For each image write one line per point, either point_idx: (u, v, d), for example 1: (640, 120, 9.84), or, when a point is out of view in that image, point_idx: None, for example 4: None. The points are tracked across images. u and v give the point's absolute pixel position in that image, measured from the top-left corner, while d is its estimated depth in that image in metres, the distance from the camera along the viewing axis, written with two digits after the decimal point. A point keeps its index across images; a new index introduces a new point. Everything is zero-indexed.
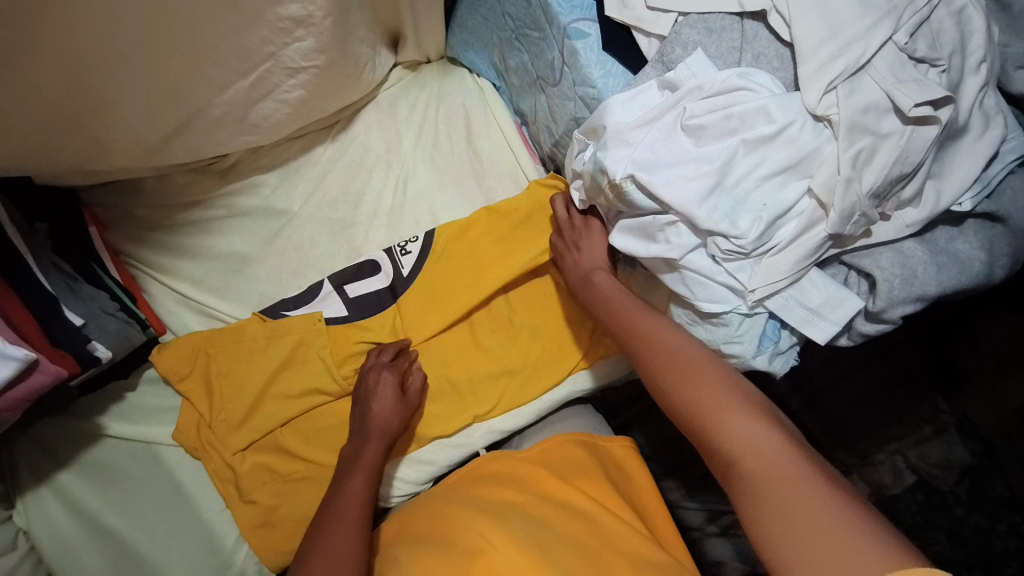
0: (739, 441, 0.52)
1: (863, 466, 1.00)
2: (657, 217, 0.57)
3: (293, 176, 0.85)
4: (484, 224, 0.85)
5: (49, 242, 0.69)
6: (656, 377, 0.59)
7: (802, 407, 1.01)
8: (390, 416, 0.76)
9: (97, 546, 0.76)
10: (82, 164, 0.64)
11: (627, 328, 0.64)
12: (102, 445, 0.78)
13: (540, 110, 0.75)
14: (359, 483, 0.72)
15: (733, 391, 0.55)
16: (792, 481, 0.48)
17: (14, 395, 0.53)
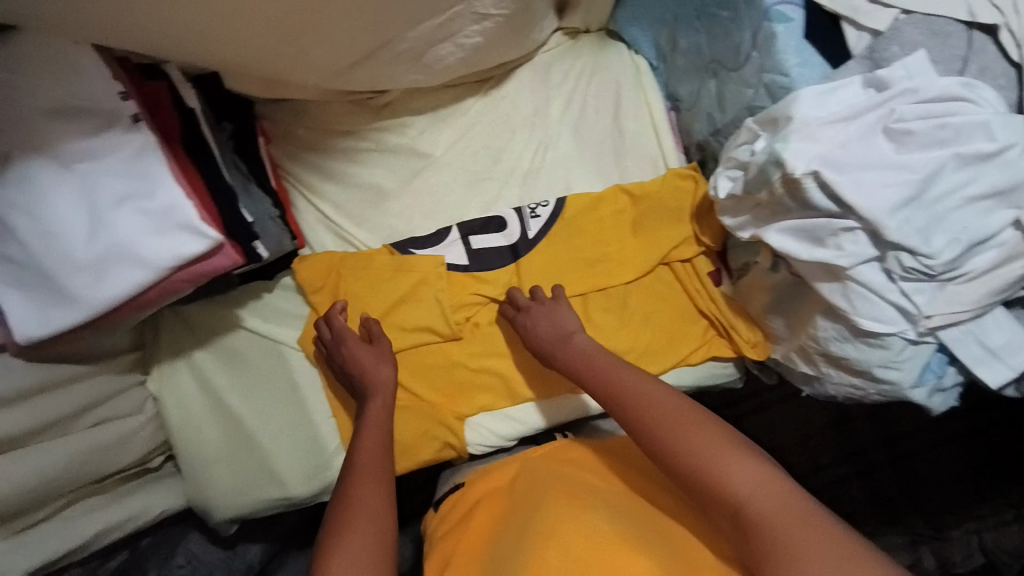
0: (743, 486, 0.54)
1: (936, 540, 1.06)
2: (831, 221, 0.56)
3: (440, 122, 0.86)
4: (619, 204, 0.86)
5: (232, 142, 0.74)
6: (647, 431, 0.61)
7: (885, 464, 1.10)
8: (375, 366, 0.79)
9: (220, 422, 0.86)
10: (276, 73, 0.64)
11: (620, 384, 0.67)
12: (237, 334, 0.87)
13: (704, 96, 0.71)
14: (375, 441, 0.73)
15: (724, 437, 0.58)
16: (797, 520, 0.51)
17: (199, 270, 0.60)
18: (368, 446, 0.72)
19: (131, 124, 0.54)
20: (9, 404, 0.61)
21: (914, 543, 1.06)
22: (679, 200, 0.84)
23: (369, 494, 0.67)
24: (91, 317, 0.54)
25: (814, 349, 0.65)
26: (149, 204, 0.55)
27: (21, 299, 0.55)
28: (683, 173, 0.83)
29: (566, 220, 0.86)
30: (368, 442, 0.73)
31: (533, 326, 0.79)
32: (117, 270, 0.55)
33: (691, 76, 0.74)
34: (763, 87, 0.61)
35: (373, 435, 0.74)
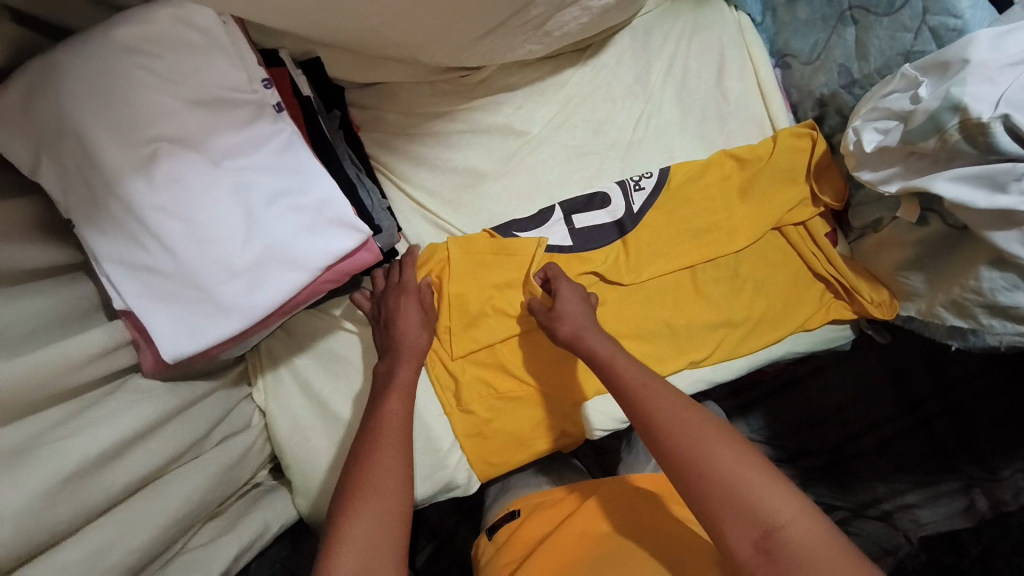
0: (782, 511, 0.52)
1: (989, 481, 0.99)
2: (1015, 164, 0.53)
3: (538, 96, 0.83)
4: (725, 171, 0.83)
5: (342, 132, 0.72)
6: (682, 448, 0.57)
7: (939, 414, 1.03)
8: (417, 334, 0.73)
9: (325, 431, 0.79)
10: (416, 50, 0.67)
11: (646, 392, 0.62)
12: (337, 337, 0.81)
13: (838, 45, 0.74)
14: (396, 409, 0.66)
15: (751, 456, 0.56)
16: (838, 553, 0.50)
17: (345, 268, 0.55)
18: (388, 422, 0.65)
19: (276, 114, 0.53)
20: (144, 437, 0.52)
21: (968, 487, 1.00)
22: (795, 158, 0.81)
23: (380, 473, 0.60)
24: (248, 327, 0.49)
25: (974, 302, 0.63)
26: (304, 200, 0.51)
27: (167, 315, 0.49)
28: (798, 132, 0.81)
29: (672, 191, 0.83)
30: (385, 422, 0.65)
31: (568, 313, 0.72)
32: (274, 273, 0.50)
33: (816, 27, 0.77)
34: (924, 30, 0.67)
35: (394, 405, 0.66)
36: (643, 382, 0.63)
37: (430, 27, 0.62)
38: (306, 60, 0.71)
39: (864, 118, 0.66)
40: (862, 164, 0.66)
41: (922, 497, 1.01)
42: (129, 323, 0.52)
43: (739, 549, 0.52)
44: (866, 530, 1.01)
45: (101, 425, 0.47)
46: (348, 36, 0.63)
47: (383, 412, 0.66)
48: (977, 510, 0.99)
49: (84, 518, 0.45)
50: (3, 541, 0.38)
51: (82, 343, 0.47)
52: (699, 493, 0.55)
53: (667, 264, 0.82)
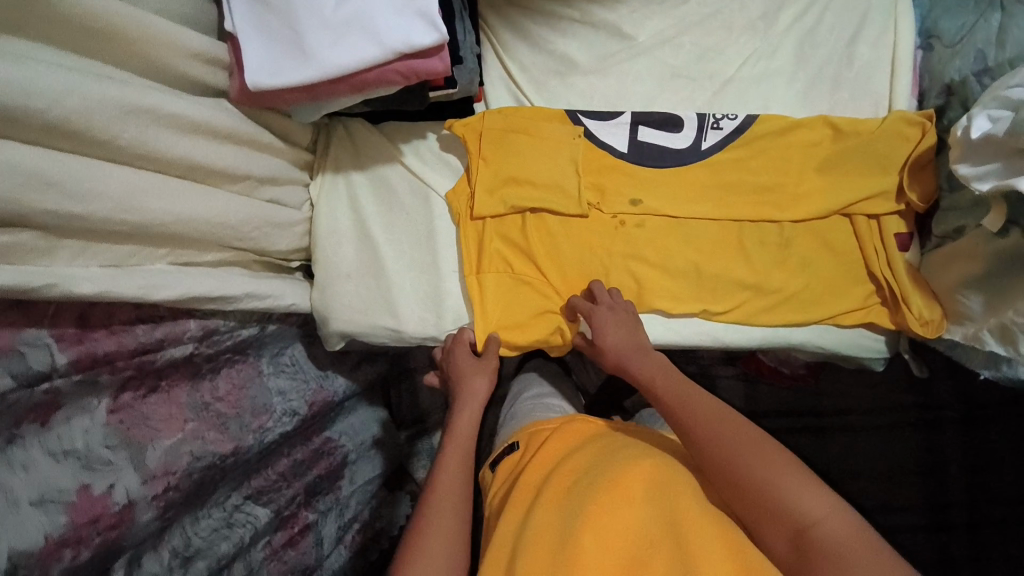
0: (812, 509, 0.53)
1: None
2: None
3: (656, 5, 0.83)
4: (814, 137, 0.79)
5: None
6: (708, 454, 0.60)
7: (962, 525, 1.04)
8: (473, 376, 0.85)
9: (357, 243, 0.88)
10: None
11: (684, 406, 0.66)
12: (394, 169, 0.89)
13: (980, 29, 0.68)
14: (455, 463, 0.76)
15: (787, 460, 0.57)
16: (873, 552, 0.49)
17: (415, 67, 0.61)
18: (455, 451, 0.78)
19: None
20: (212, 138, 0.60)
21: None
22: (894, 146, 0.75)
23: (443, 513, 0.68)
24: (319, 77, 0.57)
25: (1019, 327, 0.58)
26: None
27: (262, 48, 0.57)
28: (910, 119, 0.74)
29: (750, 138, 0.81)
30: (451, 454, 0.78)
31: (613, 328, 0.77)
32: (354, 40, 0.57)
33: (969, 8, 0.71)
34: None
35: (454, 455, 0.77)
36: (683, 395, 0.67)
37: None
38: None
39: (982, 105, 0.60)
40: (963, 155, 0.61)
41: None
42: (231, 49, 0.61)
43: (776, 548, 0.54)
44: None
45: (183, 101, 0.55)
46: None
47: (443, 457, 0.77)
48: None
49: (141, 156, 0.52)
50: (77, 113, 0.45)
51: (189, 40, 0.56)
52: (736, 497, 0.57)
53: (715, 210, 0.81)
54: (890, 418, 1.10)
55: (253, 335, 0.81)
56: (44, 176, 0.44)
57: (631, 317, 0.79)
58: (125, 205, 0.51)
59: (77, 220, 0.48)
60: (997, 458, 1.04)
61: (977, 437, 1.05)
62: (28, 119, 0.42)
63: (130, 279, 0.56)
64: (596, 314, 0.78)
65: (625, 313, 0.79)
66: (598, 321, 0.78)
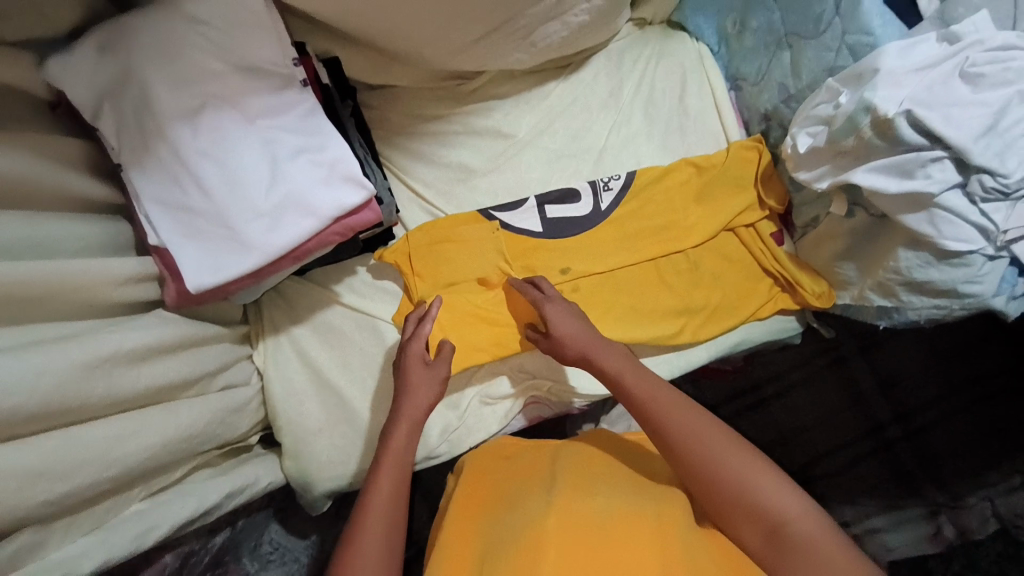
0: (787, 510, 0.61)
1: (953, 508, 1.13)
2: (920, 153, 0.64)
3: (524, 105, 0.95)
4: (685, 176, 0.94)
5: (351, 117, 0.82)
6: (696, 458, 0.65)
7: (901, 438, 1.18)
8: (423, 390, 0.77)
9: (317, 395, 0.86)
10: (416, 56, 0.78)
11: (664, 412, 0.69)
12: (332, 310, 0.88)
13: (776, 67, 0.86)
14: (388, 481, 0.71)
15: (762, 462, 0.64)
16: (838, 545, 0.58)
17: (351, 224, 0.63)
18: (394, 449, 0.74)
19: (302, 88, 0.61)
20: (165, 356, 0.58)
21: (933, 514, 1.14)
22: (743, 168, 0.93)
23: (369, 550, 0.66)
24: (265, 262, 0.57)
25: (896, 281, 0.71)
26: (321, 156, 0.60)
27: (196, 252, 0.56)
28: (747, 145, 0.93)
29: (637, 190, 0.94)
30: (390, 451, 0.74)
31: (567, 335, 0.77)
32: (292, 218, 0.59)
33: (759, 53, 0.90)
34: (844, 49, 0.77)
35: (388, 474, 0.72)
36: (663, 394, 0.71)
37: (442, 40, 0.75)
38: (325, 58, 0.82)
39: (800, 125, 0.76)
40: (800, 165, 0.77)
41: (887, 521, 1.15)
42: (159, 259, 0.59)
43: (750, 540, 0.62)
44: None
45: (132, 332, 0.53)
46: (360, 37, 0.75)
47: (375, 482, 0.71)
48: (943, 537, 1.12)
49: (108, 407, 0.50)
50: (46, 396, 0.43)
51: (118, 266, 0.54)
52: (718, 499, 0.64)
53: (633, 258, 0.93)
54: (811, 364, 1.22)
55: (226, 538, 0.82)
56: (30, 472, 0.43)
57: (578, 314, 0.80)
58: (107, 461, 0.49)
59: (64, 500, 0.46)
60: (901, 369, 1.20)
61: (879, 357, 1.21)
62: (10, 415, 0.41)
63: (120, 536, 0.54)
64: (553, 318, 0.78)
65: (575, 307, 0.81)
66: (556, 324, 0.77)
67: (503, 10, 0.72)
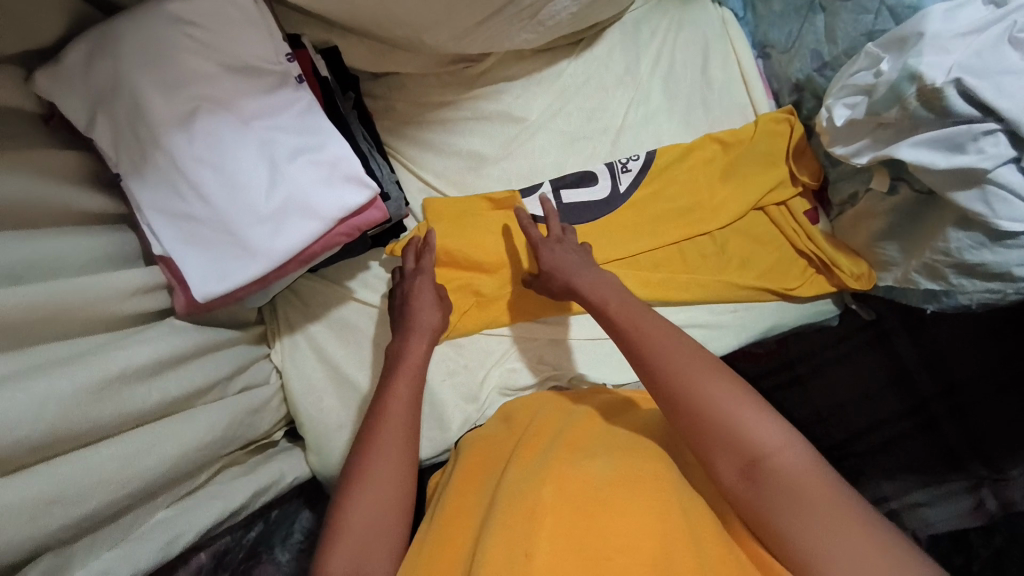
0: (771, 443, 0.54)
1: (998, 481, 1.05)
2: (971, 126, 0.58)
3: (535, 86, 0.91)
4: (709, 154, 0.88)
5: (356, 111, 0.79)
6: (670, 380, 0.59)
7: (947, 415, 1.10)
8: (430, 310, 0.77)
9: (336, 392, 0.85)
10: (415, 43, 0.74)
11: (642, 340, 0.63)
12: (348, 306, 0.88)
13: (809, 32, 0.80)
14: (404, 390, 0.68)
15: (746, 393, 0.57)
16: (826, 486, 0.51)
17: (358, 224, 0.61)
18: (394, 400, 0.67)
19: (297, 85, 0.60)
20: (177, 366, 0.58)
21: (977, 486, 1.06)
22: (774, 142, 0.86)
23: (385, 459, 0.62)
24: (269, 268, 0.56)
25: (943, 263, 0.66)
26: (321, 156, 0.58)
27: (200, 259, 0.56)
28: (776, 117, 0.86)
29: (658, 171, 0.89)
30: (406, 366, 0.71)
31: (566, 267, 0.75)
32: (293, 221, 0.57)
33: (790, 18, 0.84)
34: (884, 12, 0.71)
35: (404, 386, 0.68)
36: (645, 322, 0.65)
37: (442, 26, 0.71)
38: (326, 49, 0.79)
39: (835, 96, 0.71)
40: (836, 140, 0.71)
41: (929, 495, 1.08)
42: (166, 268, 0.58)
43: (725, 476, 0.55)
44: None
45: (140, 345, 0.54)
46: (361, 27, 0.72)
47: (391, 393, 0.67)
48: (987, 509, 1.05)
49: (121, 422, 0.51)
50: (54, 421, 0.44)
51: (125, 280, 0.55)
52: (693, 434, 0.56)
53: (656, 242, 0.88)
54: (847, 341, 1.16)
55: (259, 532, 0.83)
56: (49, 495, 0.44)
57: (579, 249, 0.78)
58: (122, 477, 0.50)
59: (84, 521, 0.47)
60: (949, 342, 1.11)
61: (926, 332, 1.12)
62: (17, 448, 0.42)
63: (141, 547, 0.55)
64: (546, 254, 0.77)
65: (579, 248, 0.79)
66: (550, 259, 0.77)
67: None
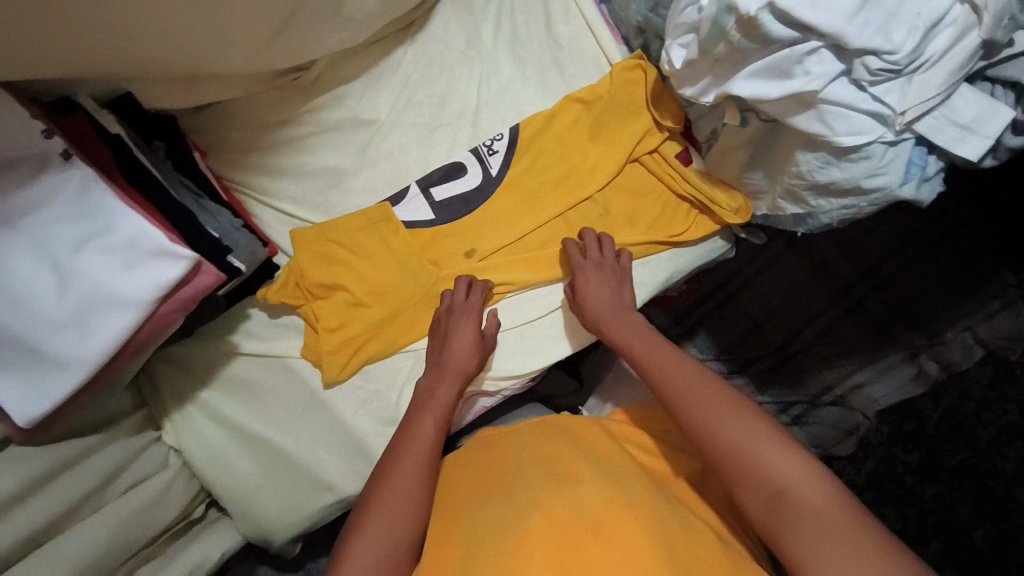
0: (790, 476, 0.56)
1: (933, 346, 1.09)
2: (792, 49, 0.54)
3: (376, 83, 0.84)
4: (573, 116, 0.85)
5: (170, 161, 0.71)
6: (691, 415, 0.62)
7: (870, 293, 1.13)
8: (466, 354, 0.77)
9: (248, 453, 0.81)
10: (188, 67, 0.62)
11: (665, 375, 0.67)
12: (236, 362, 0.82)
13: None
14: (425, 428, 0.71)
15: (771, 428, 0.59)
16: (847, 517, 0.53)
17: (186, 294, 0.56)
18: (420, 437, 0.70)
19: (65, 161, 0.52)
20: (26, 498, 0.62)
21: (914, 355, 1.09)
22: (631, 91, 0.83)
23: (400, 487, 0.65)
24: (87, 376, 0.50)
25: (802, 188, 0.63)
26: (112, 240, 0.51)
27: (12, 382, 0.51)
28: (629, 64, 0.82)
29: (525, 146, 0.85)
30: (433, 400, 0.74)
31: (588, 296, 0.78)
32: (103, 317, 0.51)
33: None
34: None
35: (426, 421, 0.72)
36: (670, 361, 0.68)
37: (225, 53, 0.62)
38: (106, 98, 0.68)
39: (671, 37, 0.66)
40: (683, 81, 0.67)
41: (870, 375, 1.10)
42: None
43: (750, 507, 0.57)
44: (824, 417, 1.09)
45: None
46: (134, 75, 0.63)
47: (417, 427, 0.71)
48: (928, 375, 1.09)
49: None
50: None
51: None
52: (716, 464, 0.59)
53: (537, 218, 0.85)
54: (769, 249, 1.15)
55: None
56: None
57: (621, 273, 0.80)
58: None
59: None
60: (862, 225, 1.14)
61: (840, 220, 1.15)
62: None
63: None
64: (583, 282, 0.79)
65: (615, 269, 0.80)
66: (584, 288, 0.78)
67: (275, 7, 0.59)
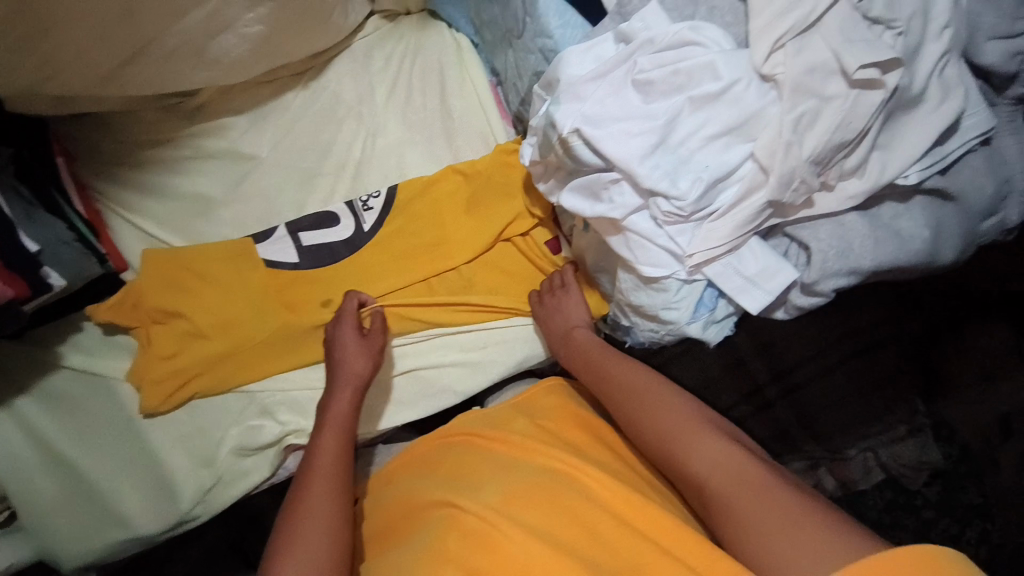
0: (715, 467, 0.55)
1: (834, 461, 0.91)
2: (601, 175, 0.57)
3: (262, 121, 0.86)
4: (451, 186, 0.85)
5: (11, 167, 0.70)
6: (623, 413, 0.64)
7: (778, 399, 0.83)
8: (358, 358, 0.75)
9: (48, 471, 0.76)
10: (34, 88, 0.65)
11: (601, 382, 0.68)
12: (60, 373, 0.80)
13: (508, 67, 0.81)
14: (331, 443, 0.68)
15: (699, 419, 0.59)
16: (773, 497, 0.50)
17: None
18: (324, 455, 0.67)
19: None
20: None
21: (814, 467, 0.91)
22: (508, 173, 0.85)
23: (315, 509, 0.61)
24: None
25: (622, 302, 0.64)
26: None
27: None
28: (508, 148, 0.85)
29: (400, 207, 0.85)
30: (332, 416, 0.71)
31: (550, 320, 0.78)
32: None
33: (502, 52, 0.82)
34: (541, 51, 0.70)
35: (330, 440, 0.68)
36: (607, 361, 0.69)
37: (70, 72, 0.65)
38: None
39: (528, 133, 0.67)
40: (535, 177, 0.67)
41: None
42: None
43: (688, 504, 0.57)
44: None
45: None
46: None
47: (318, 445, 0.68)
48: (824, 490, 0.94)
49: None
50: None
51: None
52: (658, 458, 0.60)
53: (400, 278, 0.83)
54: None
55: None
56: None
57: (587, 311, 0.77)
58: None
59: None
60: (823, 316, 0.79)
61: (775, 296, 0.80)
62: None
63: None
64: (547, 316, 0.79)
65: (575, 292, 0.78)
66: (547, 320, 0.78)
67: (121, 43, 0.65)
